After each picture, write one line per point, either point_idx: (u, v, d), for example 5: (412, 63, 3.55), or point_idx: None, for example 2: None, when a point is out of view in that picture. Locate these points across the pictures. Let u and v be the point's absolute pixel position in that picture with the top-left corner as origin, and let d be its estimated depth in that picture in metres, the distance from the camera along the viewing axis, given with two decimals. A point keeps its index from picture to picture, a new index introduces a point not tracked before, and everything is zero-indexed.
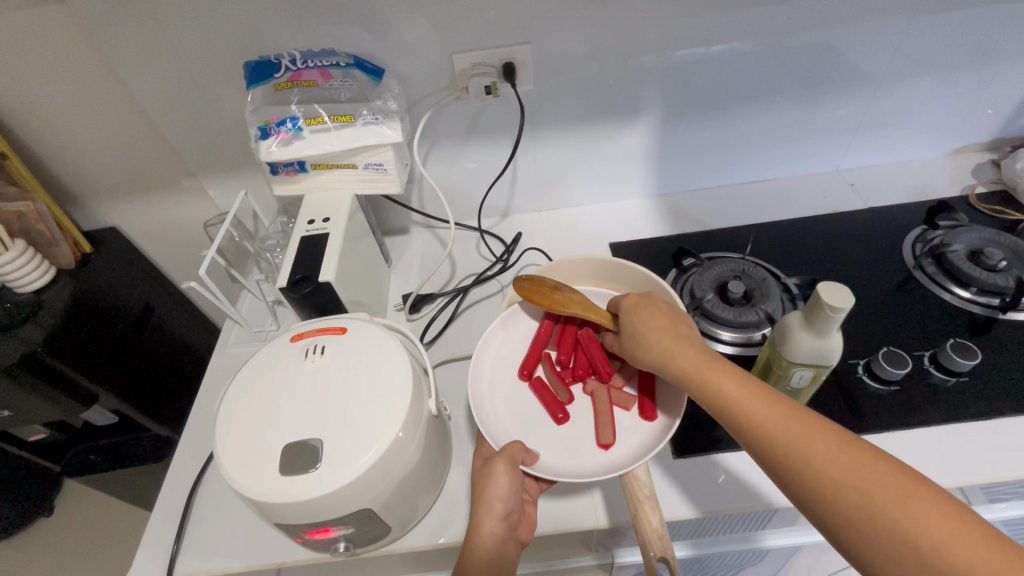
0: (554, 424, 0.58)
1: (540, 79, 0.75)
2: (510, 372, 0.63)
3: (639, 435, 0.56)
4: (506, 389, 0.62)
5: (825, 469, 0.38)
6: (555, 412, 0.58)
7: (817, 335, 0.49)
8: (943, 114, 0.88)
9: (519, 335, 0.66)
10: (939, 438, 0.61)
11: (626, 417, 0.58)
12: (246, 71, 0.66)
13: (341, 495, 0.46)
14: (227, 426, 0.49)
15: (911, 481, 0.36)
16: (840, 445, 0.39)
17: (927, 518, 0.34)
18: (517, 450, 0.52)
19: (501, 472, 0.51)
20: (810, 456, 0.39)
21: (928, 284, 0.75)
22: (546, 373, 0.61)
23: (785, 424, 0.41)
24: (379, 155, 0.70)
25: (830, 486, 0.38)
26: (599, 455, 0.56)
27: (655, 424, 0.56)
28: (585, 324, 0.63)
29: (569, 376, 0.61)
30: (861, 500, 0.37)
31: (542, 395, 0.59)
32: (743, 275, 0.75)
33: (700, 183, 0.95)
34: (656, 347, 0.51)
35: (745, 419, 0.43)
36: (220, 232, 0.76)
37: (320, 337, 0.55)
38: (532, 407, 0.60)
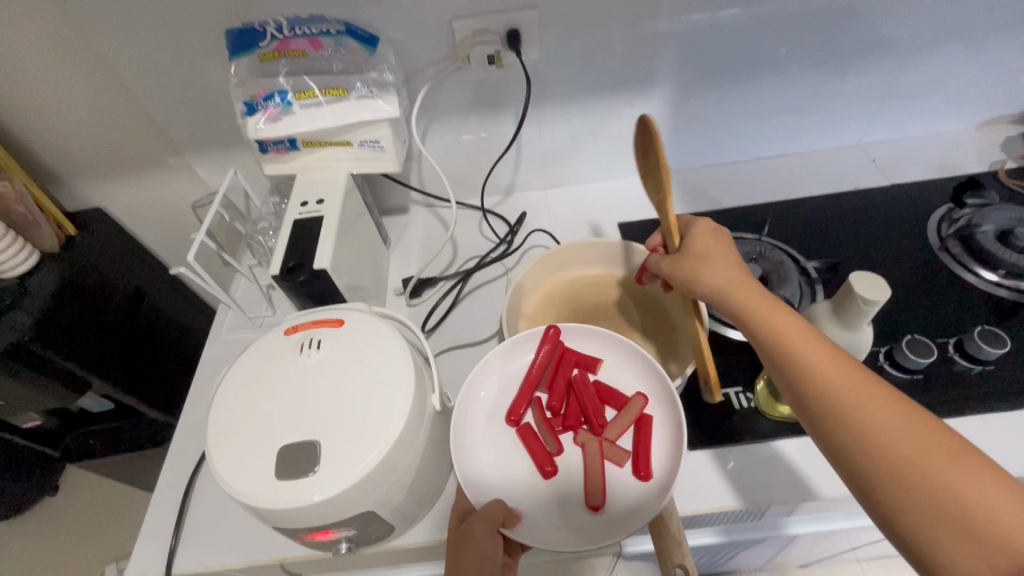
0: (541, 479, 0.50)
1: (546, 47, 0.70)
2: (493, 416, 0.54)
3: (634, 498, 0.48)
4: (487, 435, 0.53)
5: (885, 429, 0.37)
6: (543, 465, 0.49)
7: (848, 328, 0.46)
8: (974, 84, 0.83)
9: (506, 371, 0.57)
10: (963, 429, 0.59)
11: (619, 476, 0.50)
12: (228, 39, 0.62)
13: (343, 499, 0.44)
14: (220, 427, 0.47)
15: (970, 454, 0.35)
16: (902, 409, 0.38)
17: (986, 489, 0.33)
18: (497, 510, 0.46)
19: (482, 534, 0.44)
20: (870, 415, 0.38)
21: (954, 266, 0.71)
22: (535, 419, 0.53)
23: (850, 381, 0.39)
24: (375, 131, 0.66)
25: (887, 445, 0.37)
26: (587, 520, 0.48)
27: (652, 487, 0.48)
28: (579, 365, 0.56)
29: (559, 424, 0.53)
30: (919, 463, 0.35)
31: (529, 444, 0.51)
32: (759, 258, 0.72)
33: (714, 159, 0.90)
34: (725, 277, 0.46)
35: (805, 369, 0.41)
36: (210, 212, 0.72)
37: (315, 330, 0.51)
38: (517, 458, 0.52)
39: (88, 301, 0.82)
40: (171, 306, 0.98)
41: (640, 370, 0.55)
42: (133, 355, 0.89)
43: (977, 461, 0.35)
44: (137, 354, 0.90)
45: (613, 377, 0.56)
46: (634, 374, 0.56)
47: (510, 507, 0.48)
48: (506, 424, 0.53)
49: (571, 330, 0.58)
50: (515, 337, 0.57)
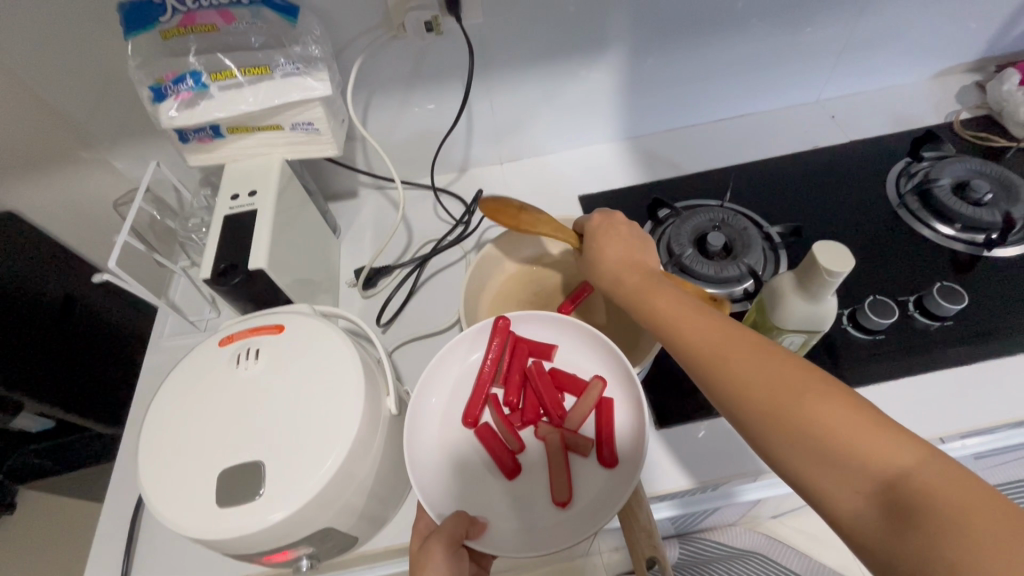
0: (504, 480, 0.48)
1: (489, 10, 0.64)
2: (449, 417, 0.51)
3: (600, 488, 0.47)
4: (444, 439, 0.50)
5: (747, 374, 0.38)
6: (505, 465, 0.47)
7: (810, 299, 0.45)
8: (930, 33, 0.81)
9: (457, 367, 0.54)
10: (924, 386, 0.59)
11: (585, 465, 0.48)
12: (120, 13, 0.53)
13: (296, 519, 0.41)
14: (152, 455, 0.42)
15: (824, 382, 0.35)
16: (760, 352, 0.38)
17: (842, 419, 0.33)
18: (457, 528, 0.43)
19: (440, 560, 0.41)
20: (731, 364, 0.39)
21: (913, 223, 0.71)
22: (494, 418, 0.50)
23: (715, 336, 0.41)
24: (305, 112, 0.60)
25: (748, 389, 0.37)
26: (555, 516, 0.46)
27: (618, 473, 0.47)
28: (534, 353, 0.53)
29: (519, 419, 0.51)
30: (778, 402, 0.36)
31: (487, 445, 0.48)
32: (722, 226, 0.70)
33: (674, 123, 0.87)
34: (618, 269, 0.51)
35: (680, 337, 0.42)
36: (132, 208, 0.65)
37: (253, 338, 0.47)
38: (480, 457, 0.49)
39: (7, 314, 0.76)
40: (109, 311, 0.91)
41: (596, 351, 0.52)
42: (62, 364, 0.83)
43: (832, 388, 0.35)
44: (74, 366, 0.85)
45: (571, 361, 0.53)
46: (590, 356, 0.53)
47: (474, 515, 0.46)
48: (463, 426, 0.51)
49: (521, 318, 0.55)
50: (462, 333, 0.54)
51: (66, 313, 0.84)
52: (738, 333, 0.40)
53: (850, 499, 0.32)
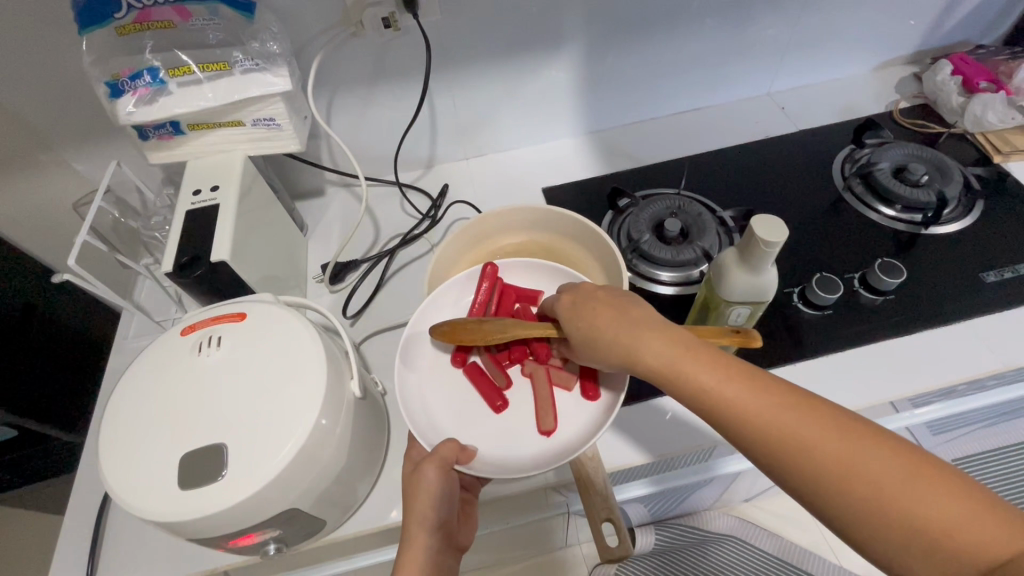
0: (492, 413, 0.53)
1: (446, 8, 0.66)
2: (440, 360, 0.56)
3: (582, 418, 0.51)
4: (432, 384, 0.55)
5: (830, 460, 0.34)
6: (493, 400, 0.52)
7: (751, 271, 0.47)
8: (868, 28, 0.86)
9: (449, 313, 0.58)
10: (869, 355, 0.63)
11: (568, 399, 0.53)
12: (74, 7, 0.53)
13: (261, 498, 0.41)
14: (112, 442, 0.43)
15: (911, 458, 0.33)
16: (836, 430, 0.35)
17: (923, 500, 0.31)
18: (449, 450, 0.47)
19: (432, 477, 0.46)
20: (811, 448, 0.35)
21: (857, 205, 0.75)
22: (482, 358, 0.55)
23: (761, 403, 0.37)
24: (266, 108, 0.61)
25: (834, 476, 0.34)
26: (539, 443, 0.51)
27: (598, 404, 0.51)
28: (520, 300, 0.58)
29: (506, 359, 0.56)
30: (872, 491, 0.33)
31: (477, 381, 0.53)
32: (679, 212, 0.72)
33: (632, 117, 0.90)
34: (620, 338, 0.44)
35: (719, 403, 0.38)
36: (92, 207, 0.65)
37: (215, 327, 0.48)
38: (469, 395, 0.54)
39: None
40: (72, 318, 0.88)
41: None
42: (21, 372, 0.81)
43: (922, 466, 0.33)
44: (39, 374, 0.83)
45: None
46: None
47: (465, 442, 0.51)
48: (453, 366, 0.55)
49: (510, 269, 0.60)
50: (453, 280, 0.58)
51: (27, 321, 0.82)
52: (805, 407, 0.36)
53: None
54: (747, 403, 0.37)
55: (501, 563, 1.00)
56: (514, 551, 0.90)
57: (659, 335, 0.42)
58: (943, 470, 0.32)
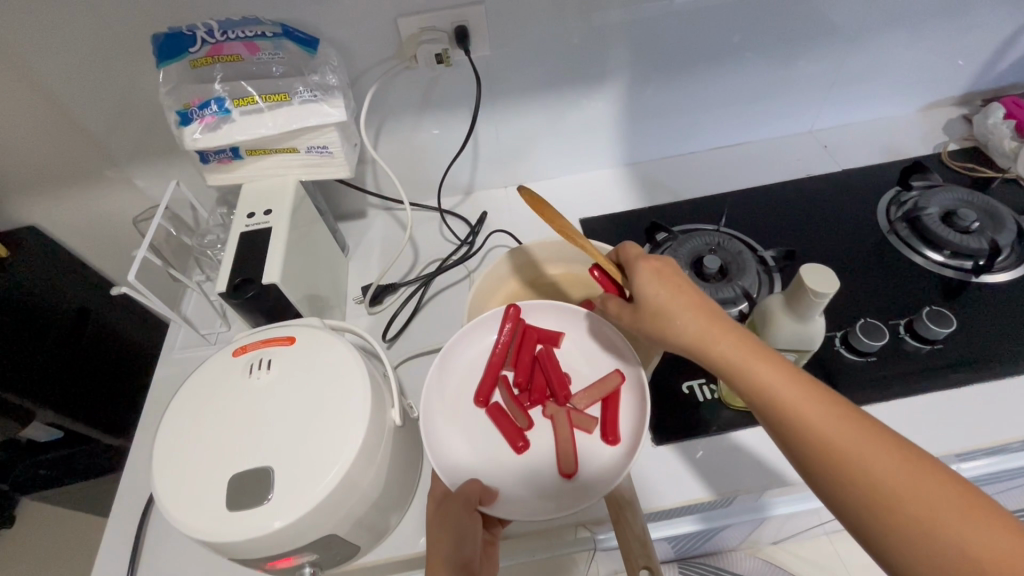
0: (513, 454, 0.50)
1: (497, 43, 0.68)
2: (460, 399, 0.53)
3: (604, 463, 0.49)
4: (454, 419, 0.52)
5: (884, 480, 0.35)
6: (514, 440, 0.50)
7: (798, 318, 0.47)
8: (917, 69, 0.85)
9: (469, 352, 0.55)
10: (915, 407, 0.61)
11: (589, 442, 0.50)
12: (155, 45, 0.58)
13: (303, 523, 0.42)
14: (164, 457, 0.44)
15: (966, 495, 0.34)
16: (894, 453, 0.36)
17: (980, 538, 0.33)
18: (474, 489, 0.46)
19: (456, 515, 0.45)
20: (867, 465, 0.36)
21: (902, 248, 0.74)
22: (504, 397, 0.53)
23: (827, 417, 0.38)
24: (322, 136, 0.63)
25: (886, 495, 0.35)
26: (560, 488, 0.48)
27: (620, 449, 0.49)
28: (543, 340, 0.55)
29: (527, 399, 0.53)
30: (920, 515, 0.34)
31: (499, 422, 0.51)
32: (718, 249, 0.72)
33: (672, 150, 0.90)
34: (692, 322, 0.43)
35: (786, 410, 0.39)
36: (152, 224, 0.68)
37: (266, 349, 0.49)
38: (487, 436, 0.51)
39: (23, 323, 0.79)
40: (119, 322, 0.94)
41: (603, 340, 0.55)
42: (72, 375, 0.85)
43: (973, 500, 0.34)
44: (87, 378, 0.87)
45: (579, 349, 0.56)
46: (601, 350, 0.55)
47: (486, 484, 0.49)
48: (474, 406, 0.53)
49: (532, 307, 0.57)
50: (474, 319, 0.55)
51: (78, 327, 0.87)
52: (868, 425, 0.37)
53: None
54: (809, 412, 0.38)
55: None
56: None
57: (733, 331, 0.43)
58: (1002, 511, 0.34)
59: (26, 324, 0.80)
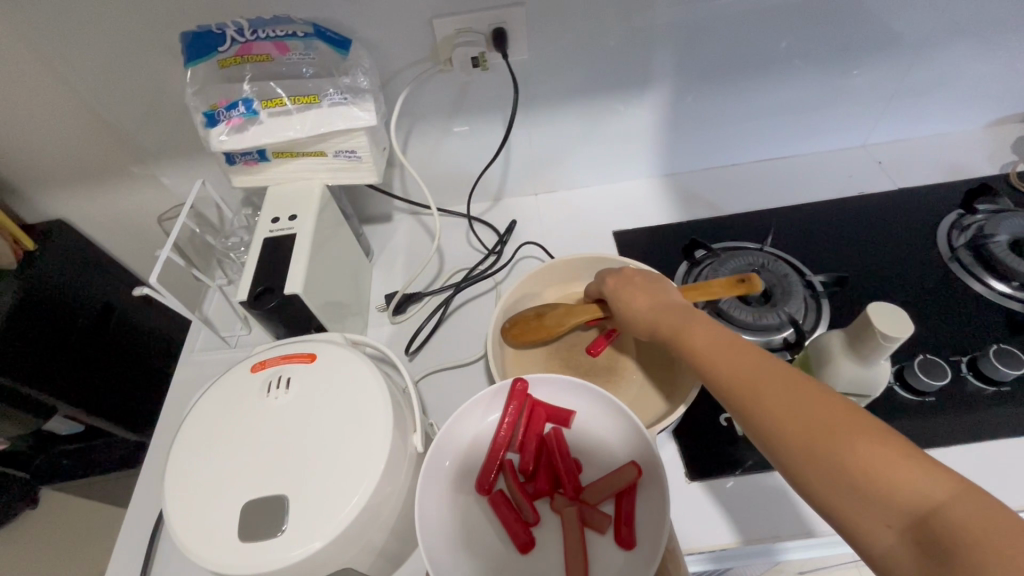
0: (518, 553, 0.45)
1: (536, 46, 0.65)
2: (460, 486, 0.48)
3: (618, 571, 0.43)
4: (454, 508, 0.47)
5: (783, 411, 0.35)
6: (519, 540, 0.45)
7: (861, 361, 0.42)
8: (986, 81, 0.79)
9: (471, 431, 0.50)
10: (979, 456, 0.56)
11: (601, 544, 0.45)
12: (183, 44, 0.56)
13: (317, 557, 0.40)
14: (178, 477, 0.42)
15: (869, 427, 0.32)
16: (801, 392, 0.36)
17: (855, 449, 0.32)
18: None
19: None
20: (771, 402, 0.36)
21: (965, 277, 0.68)
22: (508, 486, 0.47)
23: (729, 360, 0.40)
24: (350, 140, 0.61)
25: (783, 428, 0.35)
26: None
27: (635, 556, 0.43)
28: (551, 419, 0.50)
29: (534, 488, 0.48)
30: (817, 444, 0.33)
31: (502, 516, 0.46)
32: (762, 270, 0.68)
33: (713, 161, 0.86)
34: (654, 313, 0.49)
35: (697, 361, 0.42)
36: (176, 225, 0.67)
37: (285, 366, 0.47)
38: (491, 528, 0.47)
39: (48, 317, 0.79)
40: (142, 317, 0.94)
41: (621, 422, 0.48)
42: (94, 371, 0.85)
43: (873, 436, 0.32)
44: (108, 374, 0.87)
45: (590, 430, 0.50)
46: (617, 436, 0.49)
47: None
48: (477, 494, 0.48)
49: (540, 381, 0.51)
50: (476, 395, 0.50)
51: (102, 322, 0.87)
52: (766, 363, 0.39)
53: (883, 534, 0.30)
54: (732, 364, 0.40)
55: None
56: None
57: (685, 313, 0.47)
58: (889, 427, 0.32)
59: (51, 319, 0.79)
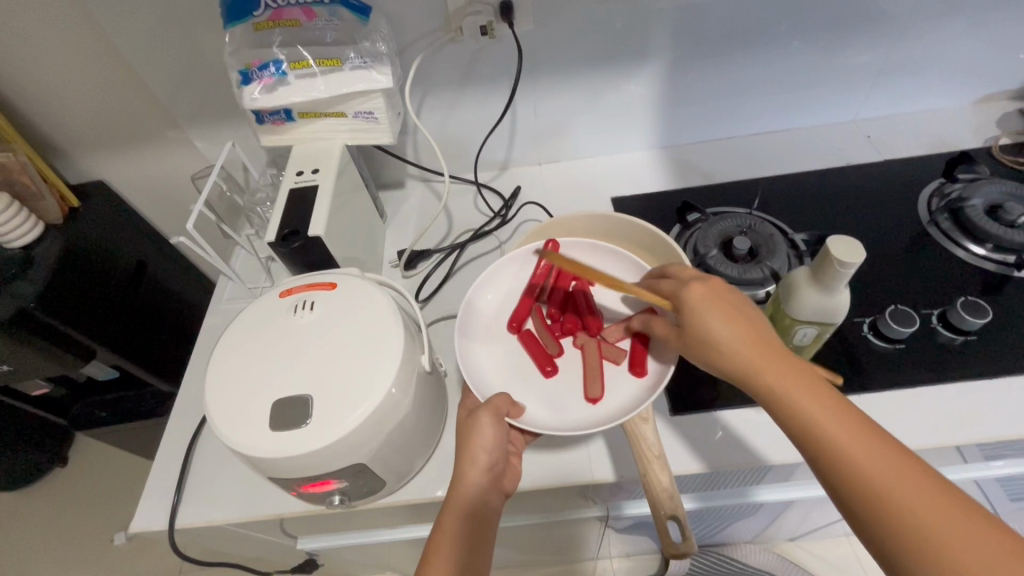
0: (542, 377, 0.55)
1: (540, 19, 0.70)
2: (495, 324, 0.58)
3: (628, 390, 0.52)
4: (490, 342, 0.57)
5: (937, 538, 0.33)
6: (543, 364, 0.54)
7: (824, 291, 0.47)
8: (971, 59, 0.82)
9: (509, 282, 0.60)
10: (944, 398, 0.60)
11: (616, 372, 0.54)
12: (222, 8, 0.62)
13: (336, 449, 0.45)
14: (216, 380, 0.49)
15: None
16: (907, 468, 0.36)
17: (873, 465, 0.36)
18: (503, 402, 0.49)
19: (487, 424, 0.48)
20: (938, 545, 0.33)
21: (942, 240, 0.72)
22: (536, 326, 0.57)
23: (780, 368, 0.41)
24: (368, 102, 0.67)
25: (956, 569, 0.32)
26: (586, 410, 0.52)
27: (644, 380, 0.52)
28: (578, 278, 0.60)
29: (558, 330, 0.57)
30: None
31: (530, 347, 0.55)
32: (749, 231, 0.72)
33: (708, 135, 0.90)
34: (699, 321, 0.45)
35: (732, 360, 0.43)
36: (207, 184, 0.72)
37: (309, 293, 0.53)
38: (519, 360, 0.56)
39: (93, 270, 0.83)
40: (172, 278, 1.01)
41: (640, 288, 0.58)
42: (131, 322, 0.90)
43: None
44: (141, 326, 0.93)
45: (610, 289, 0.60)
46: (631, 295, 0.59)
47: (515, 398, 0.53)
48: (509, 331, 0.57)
49: (570, 247, 0.61)
50: (515, 252, 0.60)
51: (137, 278, 0.93)
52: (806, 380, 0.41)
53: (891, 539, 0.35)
54: (853, 449, 0.37)
55: (531, 559, 1.06)
56: (544, 551, 0.98)
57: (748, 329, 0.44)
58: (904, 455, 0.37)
59: (95, 271, 0.84)
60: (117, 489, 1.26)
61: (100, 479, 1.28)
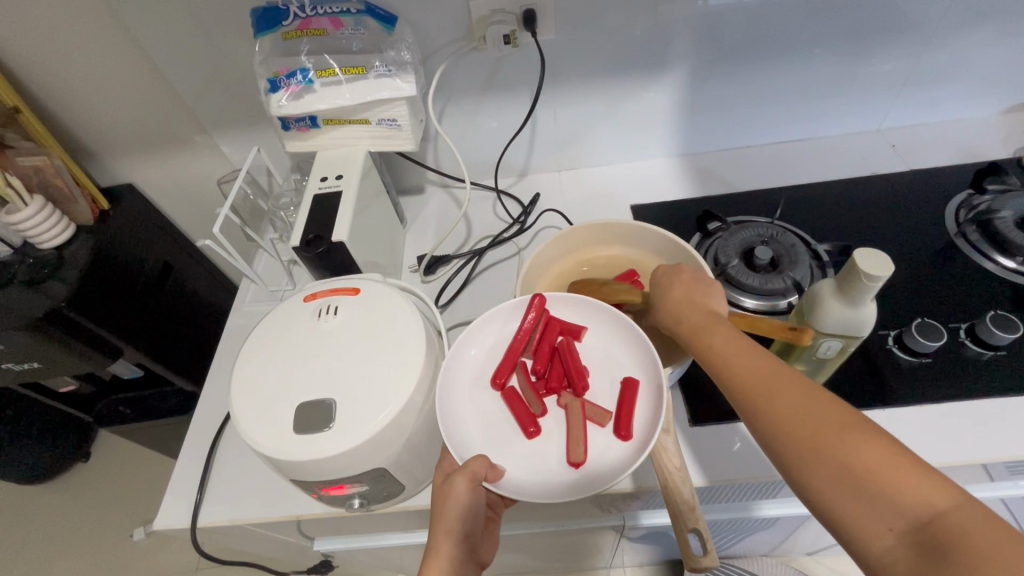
0: (524, 438, 0.50)
1: (563, 28, 0.71)
2: (478, 377, 0.54)
3: (614, 457, 0.48)
4: (471, 399, 0.53)
5: (822, 435, 0.36)
6: (526, 426, 0.50)
7: (849, 304, 0.47)
8: (1002, 68, 0.81)
9: (496, 332, 0.56)
10: (971, 414, 0.59)
11: (602, 436, 0.49)
12: (253, 18, 0.64)
13: (359, 452, 0.46)
14: (244, 381, 0.50)
15: (898, 450, 0.34)
16: (799, 382, 0.39)
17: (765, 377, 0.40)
18: (479, 465, 0.46)
19: (462, 491, 0.45)
20: (808, 431, 0.37)
21: (970, 253, 0.71)
22: (520, 383, 0.53)
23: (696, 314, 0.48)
24: (392, 110, 0.67)
25: (831, 456, 0.35)
26: (568, 476, 0.48)
27: (631, 445, 0.48)
28: (565, 332, 0.55)
29: (543, 387, 0.53)
30: (902, 491, 0.32)
31: (512, 405, 0.51)
32: (770, 241, 0.72)
33: (729, 143, 0.90)
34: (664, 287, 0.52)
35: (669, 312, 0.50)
36: (234, 187, 0.74)
37: (333, 298, 0.54)
38: (502, 419, 0.52)
39: (121, 271, 0.85)
40: (196, 280, 1.03)
41: (631, 343, 0.54)
42: (158, 321, 0.92)
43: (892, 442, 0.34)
44: (166, 326, 0.95)
45: (599, 345, 0.55)
46: (623, 353, 0.54)
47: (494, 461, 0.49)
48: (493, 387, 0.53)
49: (557, 298, 0.57)
50: (499, 306, 0.56)
51: (162, 279, 0.95)
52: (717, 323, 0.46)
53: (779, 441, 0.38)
54: (740, 365, 0.42)
55: (545, 566, 1.05)
56: (557, 558, 0.98)
57: (694, 291, 0.50)
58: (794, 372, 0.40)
59: (124, 272, 0.86)
60: (139, 483, 1.29)
61: (123, 474, 1.31)
